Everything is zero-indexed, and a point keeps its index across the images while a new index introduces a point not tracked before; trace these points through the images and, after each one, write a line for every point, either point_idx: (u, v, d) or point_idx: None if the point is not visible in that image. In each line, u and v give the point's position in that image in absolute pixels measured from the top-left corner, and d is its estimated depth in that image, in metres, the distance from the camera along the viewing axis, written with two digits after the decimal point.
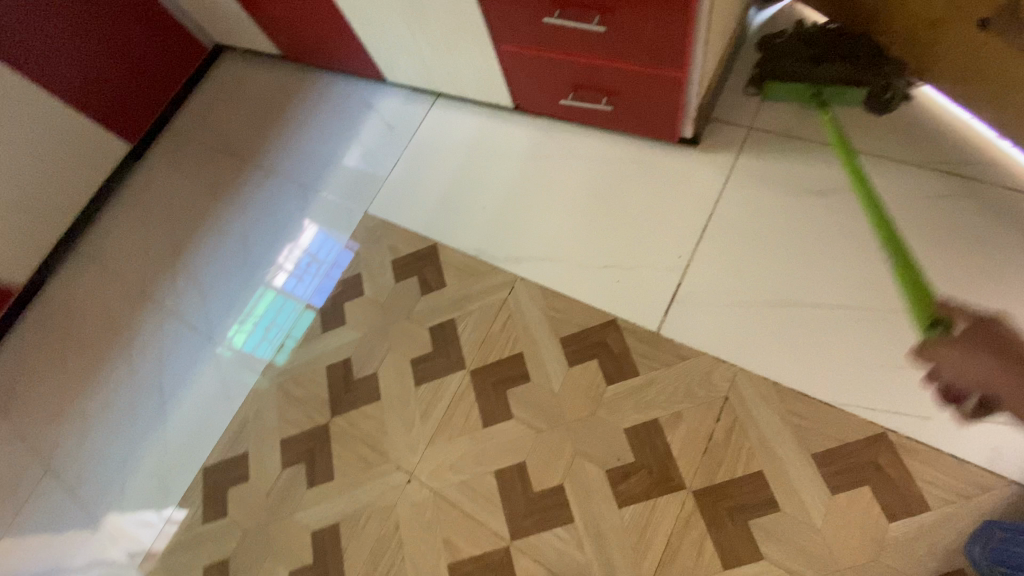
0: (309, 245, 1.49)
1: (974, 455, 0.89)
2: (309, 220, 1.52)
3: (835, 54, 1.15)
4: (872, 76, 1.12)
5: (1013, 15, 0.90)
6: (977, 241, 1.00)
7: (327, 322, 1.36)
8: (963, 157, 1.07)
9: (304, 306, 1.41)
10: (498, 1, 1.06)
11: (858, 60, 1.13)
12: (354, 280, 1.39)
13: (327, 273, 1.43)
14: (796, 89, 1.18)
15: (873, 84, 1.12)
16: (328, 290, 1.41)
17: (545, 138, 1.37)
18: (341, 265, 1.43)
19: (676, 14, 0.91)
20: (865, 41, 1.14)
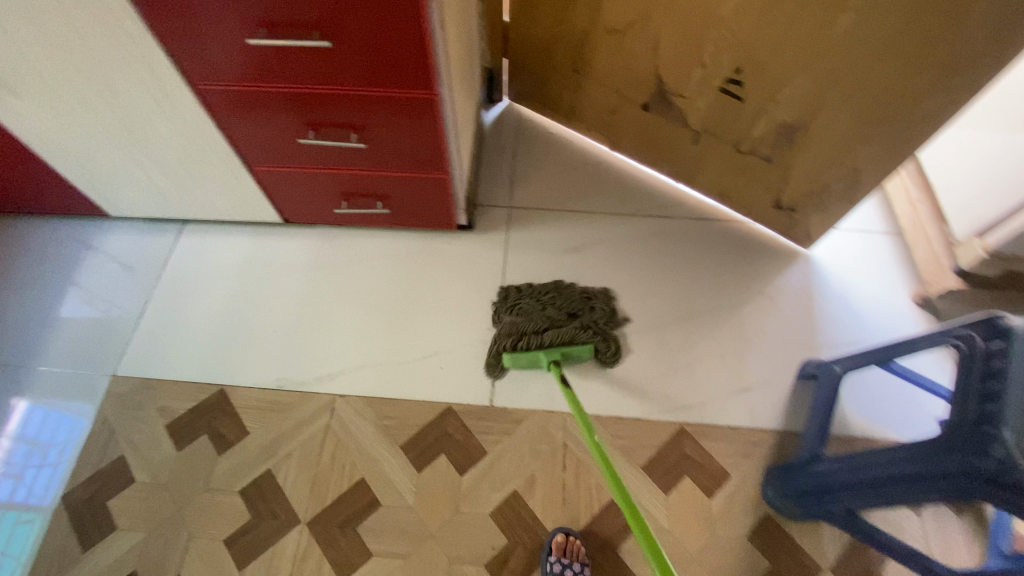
0: (22, 430, 1.12)
1: (741, 419, 1.13)
2: (18, 400, 1.15)
3: (551, 320, 1.16)
4: (585, 332, 1.15)
5: (663, 100, 1.24)
6: (688, 260, 1.33)
7: (83, 538, 1.01)
8: (660, 201, 1.42)
9: (27, 511, 1.04)
10: (242, 126, 1.01)
11: (564, 321, 1.16)
12: (114, 466, 1.08)
13: (60, 459, 1.09)
14: (535, 359, 1.12)
15: (603, 343, 1.16)
16: (66, 480, 1.07)
17: (325, 246, 1.33)
18: (79, 441, 1.11)
19: (428, 133, 1.00)
20: (569, 296, 1.22)
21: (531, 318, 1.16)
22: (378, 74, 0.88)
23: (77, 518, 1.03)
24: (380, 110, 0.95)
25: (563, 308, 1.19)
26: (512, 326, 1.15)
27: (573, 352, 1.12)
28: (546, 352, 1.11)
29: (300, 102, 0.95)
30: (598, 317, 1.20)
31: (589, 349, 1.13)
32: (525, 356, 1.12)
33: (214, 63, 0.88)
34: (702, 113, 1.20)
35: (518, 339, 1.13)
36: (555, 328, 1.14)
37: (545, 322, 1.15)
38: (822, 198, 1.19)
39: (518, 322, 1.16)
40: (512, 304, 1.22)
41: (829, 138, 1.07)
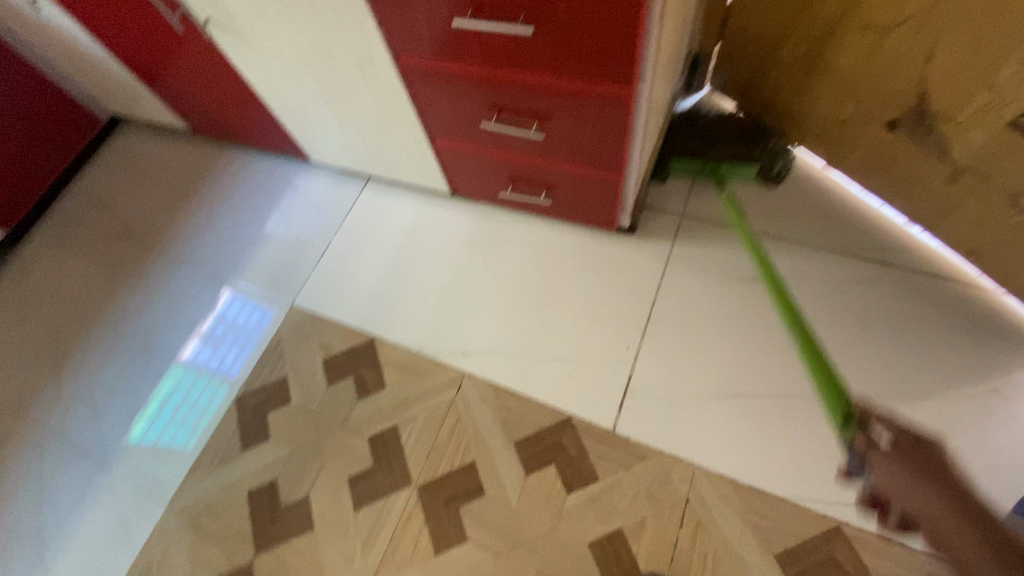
0: (225, 312, 1.36)
1: (923, 543, 0.90)
2: (224, 288, 1.40)
3: (735, 140, 1.24)
4: (762, 151, 1.21)
5: (920, 120, 0.97)
6: (899, 324, 1.07)
7: (248, 437, 1.20)
8: (875, 242, 1.15)
9: (219, 378, 1.28)
10: (431, 100, 1.02)
11: (748, 154, 1.22)
12: (279, 384, 1.25)
13: (248, 340, 1.32)
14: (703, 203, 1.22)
15: (779, 166, 1.22)
16: (250, 356, 1.30)
17: (483, 224, 1.33)
18: (263, 330, 1.33)
19: (612, 131, 0.91)
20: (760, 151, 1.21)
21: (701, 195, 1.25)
22: (574, 64, 0.80)
23: (246, 418, 1.22)
24: (567, 101, 0.88)
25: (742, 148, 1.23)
26: (688, 134, 1.27)
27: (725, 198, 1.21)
28: (712, 158, 1.24)
29: (488, 84, 0.92)
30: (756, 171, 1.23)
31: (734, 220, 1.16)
32: (695, 163, 1.26)
33: (418, 38, 0.89)
34: (974, 146, 0.91)
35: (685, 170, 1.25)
36: (733, 155, 1.24)
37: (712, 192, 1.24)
38: None
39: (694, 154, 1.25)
40: (691, 118, 1.28)
41: None
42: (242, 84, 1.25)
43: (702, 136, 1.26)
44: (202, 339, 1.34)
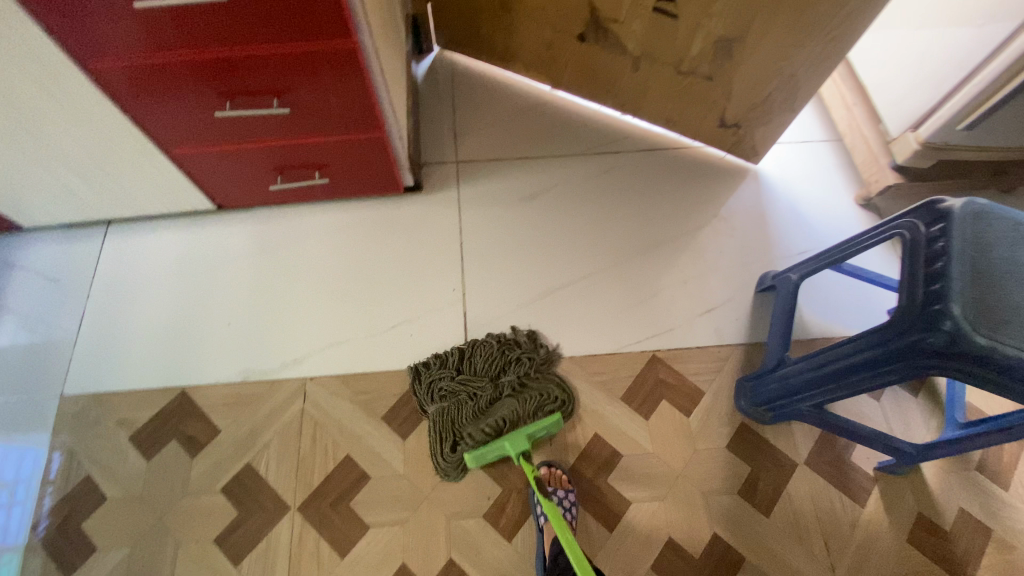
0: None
1: (710, 339, 1.17)
2: None
3: (481, 390, 1.08)
4: (516, 398, 1.06)
5: (598, 27, 1.20)
6: (643, 191, 1.33)
7: (64, 565, 0.97)
8: (607, 136, 1.40)
9: (3, 553, 0.98)
10: (146, 106, 0.92)
11: (494, 383, 1.08)
12: (82, 487, 1.02)
13: (15, 491, 1.02)
14: (502, 450, 1.00)
15: (540, 400, 1.07)
16: (27, 510, 1.01)
17: (267, 228, 1.25)
18: (33, 470, 1.03)
19: (356, 89, 0.94)
20: (485, 350, 1.11)
21: (525, 406, 1.05)
22: (289, 27, 0.80)
23: (53, 547, 0.98)
24: (299, 68, 0.88)
25: (482, 371, 1.09)
26: (462, 428, 1.04)
27: (539, 431, 1.01)
28: (511, 443, 0.98)
29: (207, 71, 0.86)
30: (531, 369, 1.10)
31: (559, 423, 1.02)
32: (493, 451, 0.99)
33: (98, 35, 0.78)
34: (638, 36, 1.16)
35: (482, 427, 1.02)
36: (484, 407, 1.06)
37: (507, 396, 1.07)
38: (764, 111, 1.20)
39: (448, 411, 1.06)
40: (432, 387, 1.09)
41: (766, 46, 1.06)
42: None
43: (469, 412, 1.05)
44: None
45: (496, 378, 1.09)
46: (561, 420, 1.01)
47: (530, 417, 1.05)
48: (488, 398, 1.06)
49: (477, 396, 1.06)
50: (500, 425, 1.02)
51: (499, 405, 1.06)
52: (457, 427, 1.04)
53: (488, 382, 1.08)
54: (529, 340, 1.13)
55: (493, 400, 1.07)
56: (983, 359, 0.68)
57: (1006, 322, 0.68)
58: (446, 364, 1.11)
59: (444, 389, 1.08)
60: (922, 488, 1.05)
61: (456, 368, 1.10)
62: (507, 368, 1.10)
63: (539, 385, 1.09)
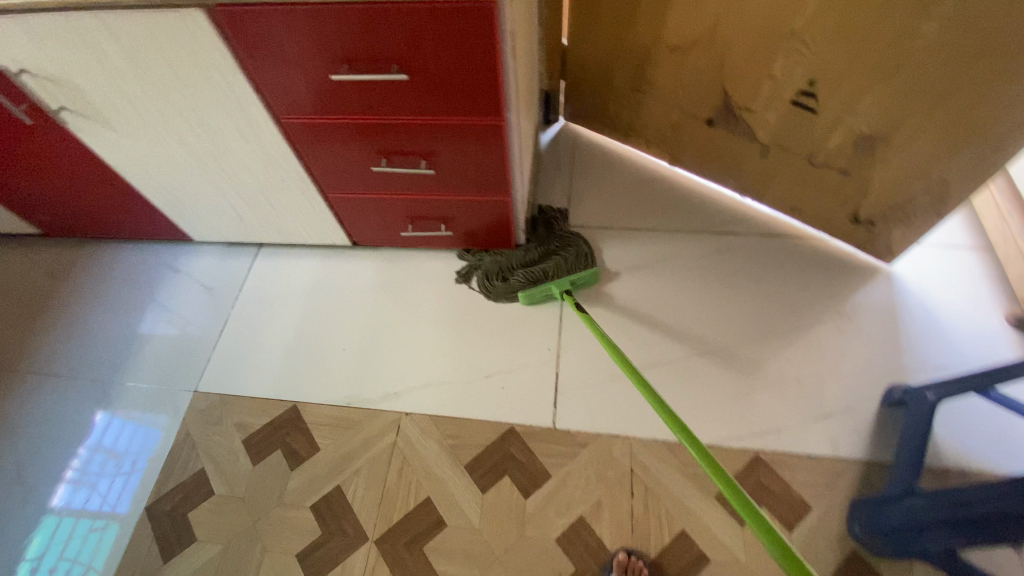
0: (100, 439, 1.20)
1: (822, 448, 1.07)
2: (101, 410, 1.24)
3: (535, 245, 1.32)
4: (560, 250, 1.32)
5: (728, 114, 1.21)
6: (756, 277, 1.28)
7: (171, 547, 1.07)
8: (723, 217, 1.38)
9: (104, 518, 1.11)
10: (318, 156, 1.07)
11: (543, 242, 1.33)
12: (197, 478, 1.13)
13: (132, 465, 1.17)
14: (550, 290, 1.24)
15: (578, 252, 1.31)
16: (137, 485, 1.14)
17: (389, 268, 1.37)
18: (150, 450, 1.18)
19: (494, 158, 1.02)
20: (524, 217, 1.39)
21: (566, 262, 1.29)
22: (450, 103, 0.91)
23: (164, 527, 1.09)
24: (449, 136, 0.98)
25: (525, 232, 1.36)
26: (516, 267, 1.29)
27: (581, 278, 1.26)
28: (557, 283, 1.23)
29: (373, 132, 0.99)
30: (565, 227, 1.37)
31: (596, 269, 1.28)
32: (540, 292, 1.24)
33: (298, 98, 0.94)
34: (771, 125, 1.16)
35: (532, 279, 1.26)
36: (539, 251, 1.31)
37: (550, 257, 1.30)
38: (906, 211, 1.12)
39: (501, 258, 1.31)
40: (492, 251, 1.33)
41: (916, 148, 1.01)
42: (109, 175, 1.19)
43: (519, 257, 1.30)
44: (70, 482, 1.16)
45: (545, 250, 1.32)
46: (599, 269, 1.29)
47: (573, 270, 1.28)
48: (536, 253, 1.30)
49: (524, 253, 1.30)
50: (545, 272, 1.27)
51: (544, 261, 1.30)
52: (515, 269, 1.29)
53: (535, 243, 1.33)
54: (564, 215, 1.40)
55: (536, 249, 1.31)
56: None
57: None
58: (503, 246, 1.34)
59: (496, 249, 1.33)
60: None
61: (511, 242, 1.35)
62: (556, 241, 1.33)
63: (573, 245, 1.32)
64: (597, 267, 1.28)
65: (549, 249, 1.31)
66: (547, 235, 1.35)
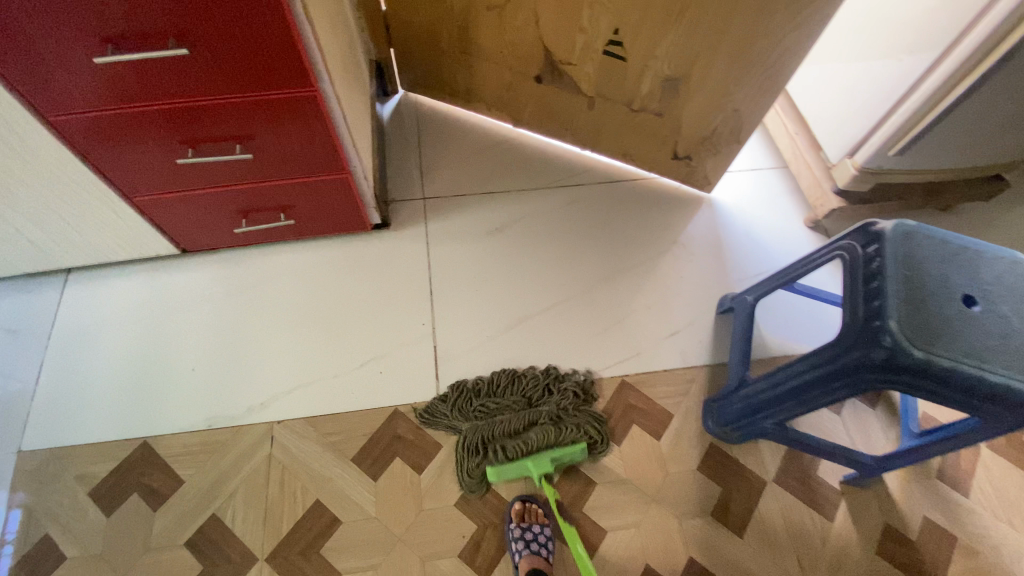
0: None
1: (676, 362, 1.20)
2: None
3: (521, 416, 1.09)
4: (555, 436, 1.06)
5: (553, 70, 1.26)
6: (604, 222, 1.38)
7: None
8: (569, 170, 1.46)
9: None
10: (108, 155, 0.92)
11: (535, 420, 1.08)
12: (33, 551, 0.97)
13: None
14: (525, 470, 1.04)
15: (573, 447, 1.05)
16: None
17: (233, 270, 1.25)
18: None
19: (319, 133, 0.96)
20: (530, 378, 1.14)
21: (555, 436, 1.06)
22: (249, 77, 0.83)
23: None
24: (261, 114, 0.90)
25: (520, 397, 1.11)
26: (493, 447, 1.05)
27: (562, 456, 1.04)
28: (534, 463, 1.03)
29: (169, 119, 0.88)
30: (569, 403, 1.11)
31: (582, 450, 1.05)
32: (512, 468, 1.03)
33: (59, 89, 0.79)
34: (592, 77, 1.23)
35: (499, 466, 1.03)
36: (528, 430, 1.07)
37: (541, 435, 1.05)
38: (713, 142, 1.26)
39: (479, 427, 1.07)
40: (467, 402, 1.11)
41: (709, 86, 1.14)
42: None
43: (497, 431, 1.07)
44: None
45: (530, 422, 1.08)
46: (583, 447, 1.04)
47: (557, 442, 1.06)
48: (521, 422, 1.08)
49: (507, 426, 1.07)
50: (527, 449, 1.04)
51: (528, 433, 1.07)
52: (491, 440, 1.06)
53: (522, 406, 1.11)
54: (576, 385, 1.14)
55: (525, 426, 1.08)
56: (921, 371, 0.71)
57: (940, 335, 0.72)
58: (472, 393, 1.12)
59: (483, 410, 1.10)
60: (887, 499, 1.08)
61: (489, 395, 1.12)
62: (550, 423, 1.08)
63: (567, 425, 1.08)
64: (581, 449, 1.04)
65: (552, 429, 1.07)
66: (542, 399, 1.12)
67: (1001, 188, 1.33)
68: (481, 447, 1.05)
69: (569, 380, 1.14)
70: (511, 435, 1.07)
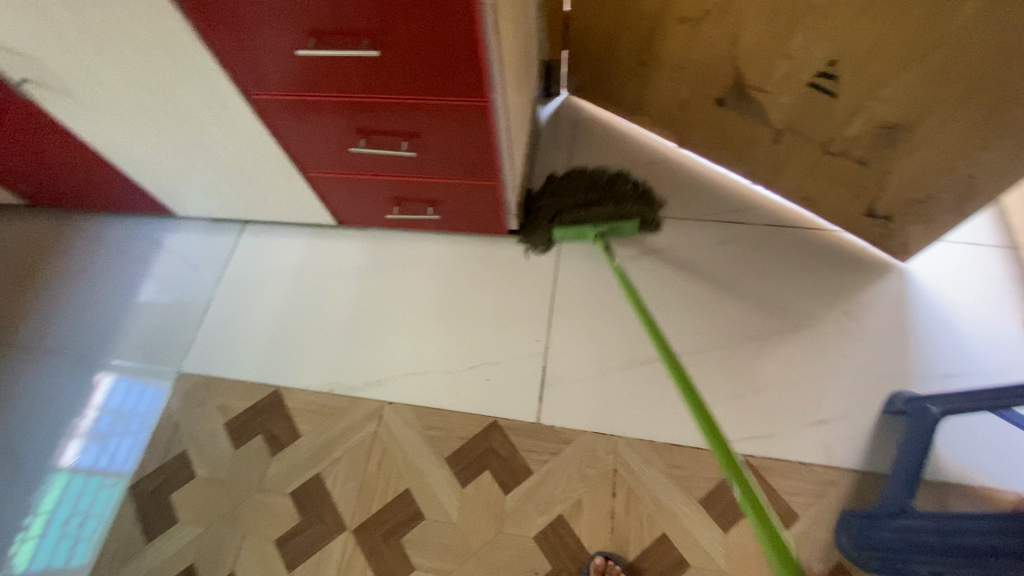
0: (107, 400, 1.21)
1: (815, 456, 1.03)
2: (104, 372, 1.25)
3: (588, 186, 1.26)
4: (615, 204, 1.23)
5: (740, 94, 1.12)
6: (760, 270, 1.21)
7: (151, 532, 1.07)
8: (730, 204, 1.30)
9: (113, 476, 1.13)
10: (295, 134, 1.00)
11: (602, 187, 1.26)
12: (179, 460, 1.13)
13: (139, 425, 1.18)
14: (585, 232, 1.22)
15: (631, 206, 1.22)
16: (144, 444, 1.16)
17: (376, 249, 1.32)
18: (155, 411, 1.19)
19: (481, 142, 0.96)
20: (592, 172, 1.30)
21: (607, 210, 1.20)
22: (428, 81, 0.83)
23: (147, 508, 1.09)
24: (432, 116, 0.91)
25: (587, 180, 1.27)
26: (550, 203, 1.25)
27: (620, 227, 1.22)
28: (592, 226, 1.21)
29: (350, 111, 0.92)
30: (631, 194, 1.25)
31: (636, 223, 1.22)
32: (573, 232, 1.22)
33: (267, 73, 0.87)
34: (786, 109, 1.07)
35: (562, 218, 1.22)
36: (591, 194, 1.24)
37: (609, 204, 1.23)
38: (926, 207, 1.03)
39: (551, 204, 1.24)
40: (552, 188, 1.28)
41: (942, 142, 0.92)
42: (82, 147, 1.14)
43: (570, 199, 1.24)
44: (82, 439, 1.18)
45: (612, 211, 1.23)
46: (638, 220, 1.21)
47: (622, 213, 1.21)
48: (590, 195, 1.24)
49: (576, 199, 1.23)
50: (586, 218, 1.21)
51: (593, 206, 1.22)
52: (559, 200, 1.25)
53: (592, 188, 1.26)
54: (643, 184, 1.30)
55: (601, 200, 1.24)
56: None
57: None
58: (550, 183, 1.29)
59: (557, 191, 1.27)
60: None
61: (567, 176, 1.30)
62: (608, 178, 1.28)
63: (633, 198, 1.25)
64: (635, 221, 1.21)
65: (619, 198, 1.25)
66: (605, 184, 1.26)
67: None
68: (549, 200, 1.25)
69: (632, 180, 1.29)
70: (581, 206, 1.23)
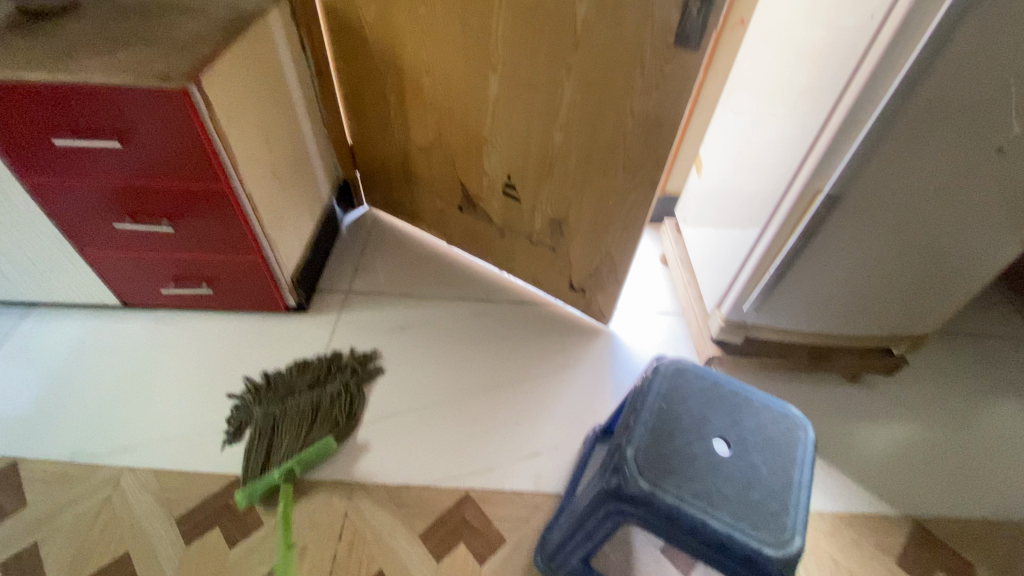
0: None
1: (525, 485, 1.18)
2: None
3: (307, 398, 1.26)
4: (321, 409, 1.24)
5: (470, 202, 1.48)
6: (501, 337, 1.47)
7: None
8: (485, 288, 1.59)
9: None
10: (67, 214, 1.16)
11: (314, 403, 1.26)
12: None
13: None
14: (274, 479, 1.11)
15: (335, 419, 1.23)
16: None
17: (160, 328, 1.42)
18: None
19: (233, 222, 1.18)
20: (316, 364, 1.35)
21: (308, 436, 1.20)
22: (175, 170, 1.07)
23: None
24: (187, 199, 1.13)
25: (309, 378, 1.31)
26: (255, 461, 1.16)
27: (313, 454, 1.15)
28: (284, 465, 1.12)
29: (115, 194, 1.12)
30: (349, 380, 1.31)
31: (330, 442, 1.16)
32: (264, 482, 1.10)
33: (34, 163, 1.05)
34: (498, 210, 1.43)
35: (265, 457, 1.17)
36: (299, 415, 1.23)
37: (301, 428, 1.21)
38: (599, 279, 1.38)
39: (269, 411, 1.24)
40: (265, 401, 1.27)
41: (584, 229, 1.29)
42: None
43: (273, 451, 1.18)
44: None
45: (314, 405, 1.25)
46: (333, 440, 1.17)
47: (305, 448, 1.17)
48: (303, 405, 1.25)
49: (291, 412, 1.23)
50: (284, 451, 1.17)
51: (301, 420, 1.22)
52: (268, 430, 1.21)
53: (310, 387, 1.30)
54: (360, 363, 1.36)
55: (308, 406, 1.25)
56: (649, 504, 0.71)
57: (672, 470, 0.72)
58: (267, 383, 1.31)
59: (272, 395, 1.28)
60: None
61: (289, 380, 1.31)
62: (333, 395, 1.28)
63: (338, 403, 1.26)
64: (326, 443, 1.16)
65: (318, 406, 1.25)
66: (321, 400, 1.26)
67: (901, 363, 1.32)
68: (255, 441, 1.19)
69: (357, 385, 1.31)
70: (291, 421, 1.22)
